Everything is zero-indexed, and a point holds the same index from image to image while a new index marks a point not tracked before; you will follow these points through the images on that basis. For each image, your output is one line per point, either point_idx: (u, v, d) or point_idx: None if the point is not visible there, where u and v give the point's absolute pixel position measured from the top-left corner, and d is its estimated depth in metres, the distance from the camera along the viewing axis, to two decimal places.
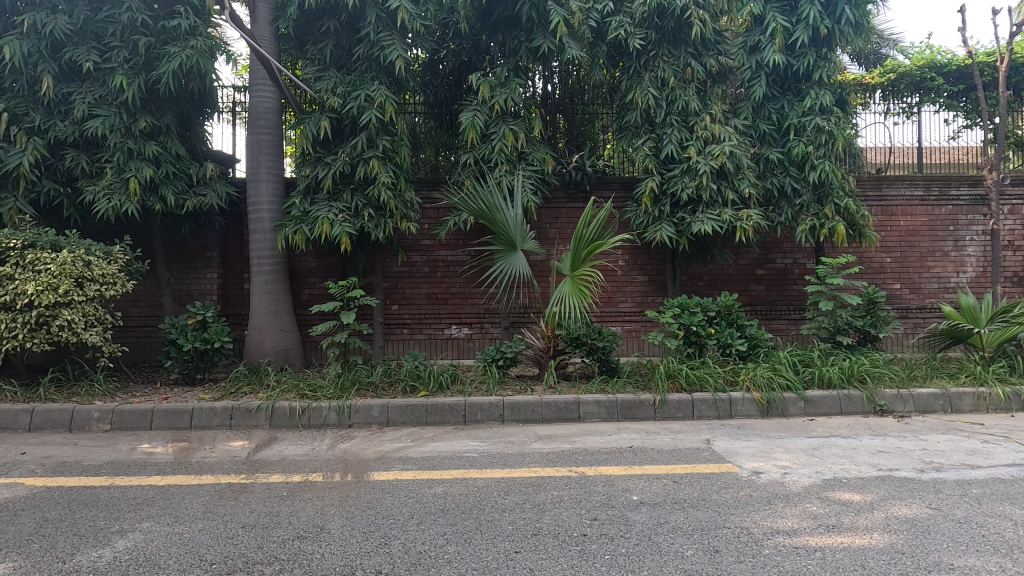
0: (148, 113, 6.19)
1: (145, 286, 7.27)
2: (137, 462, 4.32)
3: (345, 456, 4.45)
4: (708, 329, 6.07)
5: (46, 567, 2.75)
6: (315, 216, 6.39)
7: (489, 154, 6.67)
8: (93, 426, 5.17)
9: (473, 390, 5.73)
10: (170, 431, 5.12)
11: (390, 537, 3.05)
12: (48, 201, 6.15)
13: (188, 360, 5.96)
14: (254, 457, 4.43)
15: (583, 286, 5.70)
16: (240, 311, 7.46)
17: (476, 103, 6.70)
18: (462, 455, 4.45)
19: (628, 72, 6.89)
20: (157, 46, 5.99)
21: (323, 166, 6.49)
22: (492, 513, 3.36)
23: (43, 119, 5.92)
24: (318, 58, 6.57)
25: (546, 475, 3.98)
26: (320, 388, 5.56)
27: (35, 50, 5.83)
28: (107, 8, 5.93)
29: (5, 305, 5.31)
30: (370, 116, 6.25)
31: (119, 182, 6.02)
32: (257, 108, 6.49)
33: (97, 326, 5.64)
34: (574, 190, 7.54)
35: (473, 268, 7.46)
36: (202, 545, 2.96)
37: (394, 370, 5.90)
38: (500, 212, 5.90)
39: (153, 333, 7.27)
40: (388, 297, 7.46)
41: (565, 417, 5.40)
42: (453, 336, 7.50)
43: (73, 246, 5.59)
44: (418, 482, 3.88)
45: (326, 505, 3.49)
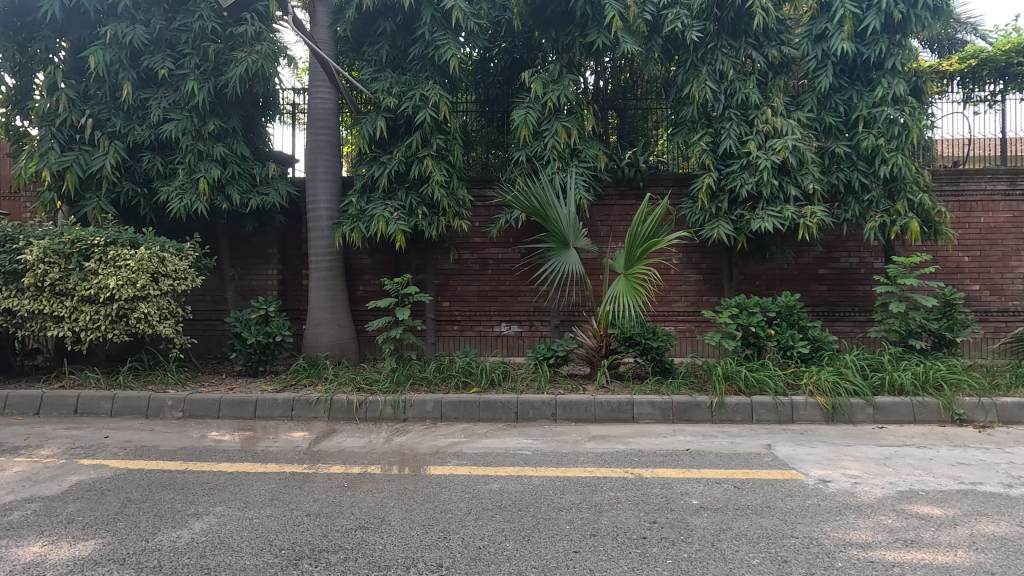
0: (217, 116, 6.49)
1: (211, 281, 7.64)
2: (207, 449, 4.53)
3: (401, 449, 4.53)
4: (768, 330, 5.85)
5: (132, 544, 2.93)
6: (371, 215, 6.54)
7: (541, 151, 6.64)
8: (167, 413, 5.47)
9: (525, 388, 5.72)
10: (236, 420, 5.36)
11: (449, 532, 3.09)
12: (127, 201, 6.54)
13: (252, 353, 6.21)
14: (315, 448, 4.58)
15: (637, 285, 5.60)
16: (298, 306, 7.74)
17: (529, 101, 6.70)
18: (516, 452, 4.46)
19: (684, 66, 6.72)
20: (226, 53, 6.29)
21: (379, 165, 6.63)
22: (549, 511, 3.35)
23: (123, 124, 6.29)
24: (374, 59, 6.71)
25: (601, 476, 3.94)
26: (376, 381, 5.71)
27: (116, 59, 6.19)
28: (180, 18, 6.27)
29: (90, 298, 5.68)
30: (425, 115, 6.34)
31: (190, 182, 6.33)
32: (317, 109, 6.69)
33: (170, 319, 5.97)
34: (627, 187, 7.42)
35: (523, 267, 7.46)
36: (271, 531, 3.08)
37: (447, 366, 5.99)
38: (553, 210, 5.86)
39: (217, 327, 7.63)
40: (439, 294, 7.56)
41: (618, 417, 5.32)
42: (503, 334, 7.53)
43: (150, 243, 5.93)
44: (473, 477, 3.91)
45: (385, 497, 3.57)
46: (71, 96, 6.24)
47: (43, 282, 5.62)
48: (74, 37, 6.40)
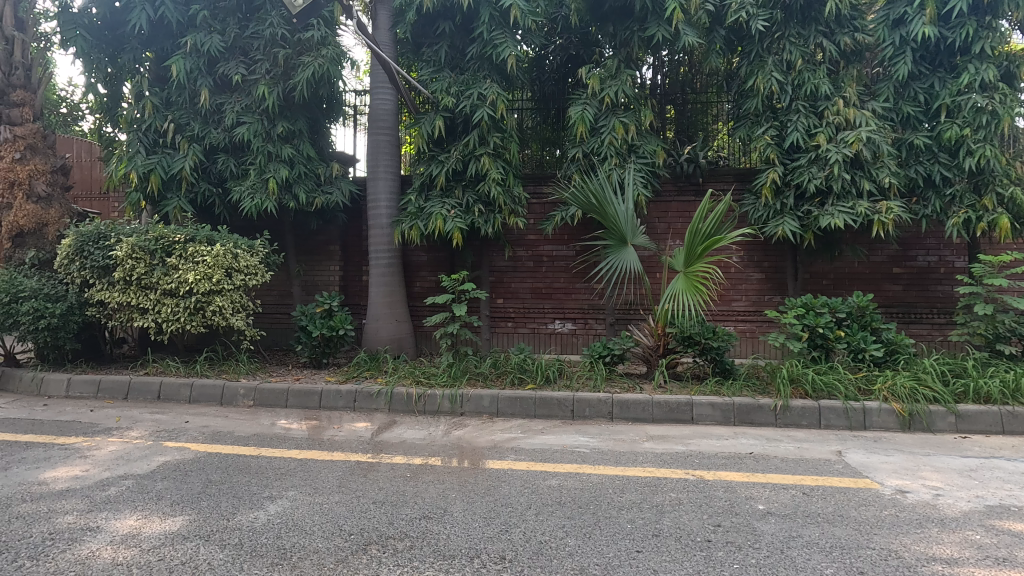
0: (286, 119, 6.80)
1: (277, 277, 8.01)
2: (278, 436, 4.76)
3: (460, 442, 4.61)
4: (837, 332, 5.59)
5: (215, 522, 3.12)
6: (430, 212, 6.67)
7: (598, 148, 6.58)
8: (240, 401, 5.78)
9: (580, 386, 5.70)
10: (303, 409, 5.61)
11: (511, 525, 3.12)
12: (204, 201, 6.94)
13: (316, 345, 6.47)
14: (378, 438, 4.73)
15: (698, 283, 5.47)
16: (358, 302, 8.01)
17: (586, 97, 6.65)
18: (573, 450, 4.45)
19: (749, 57, 6.49)
20: (294, 57, 6.56)
21: (437, 164, 6.76)
22: (610, 509, 3.33)
23: (201, 128, 6.68)
24: (433, 60, 6.83)
25: (661, 477, 3.88)
26: (434, 375, 5.84)
27: (196, 67, 6.58)
28: (252, 25, 6.59)
29: (171, 291, 6.06)
30: (482, 114, 6.41)
31: (260, 182, 6.64)
32: (378, 110, 6.88)
33: (242, 312, 6.31)
34: (685, 183, 7.24)
35: (578, 264, 7.42)
36: (340, 516, 3.21)
37: (503, 362, 6.05)
38: (611, 206, 5.80)
39: (283, 320, 8.00)
40: (494, 291, 7.63)
41: (677, 418, 5.22)
42: (557, 331, 7.53)
43: (224, 240, 6.28)
44: (532, 473, 3.94)
45: (447, 488, 3.64)
46: (155, 104, 6.68)
47: (130, 276, 6.05)
48: (158, 48, 6.85)
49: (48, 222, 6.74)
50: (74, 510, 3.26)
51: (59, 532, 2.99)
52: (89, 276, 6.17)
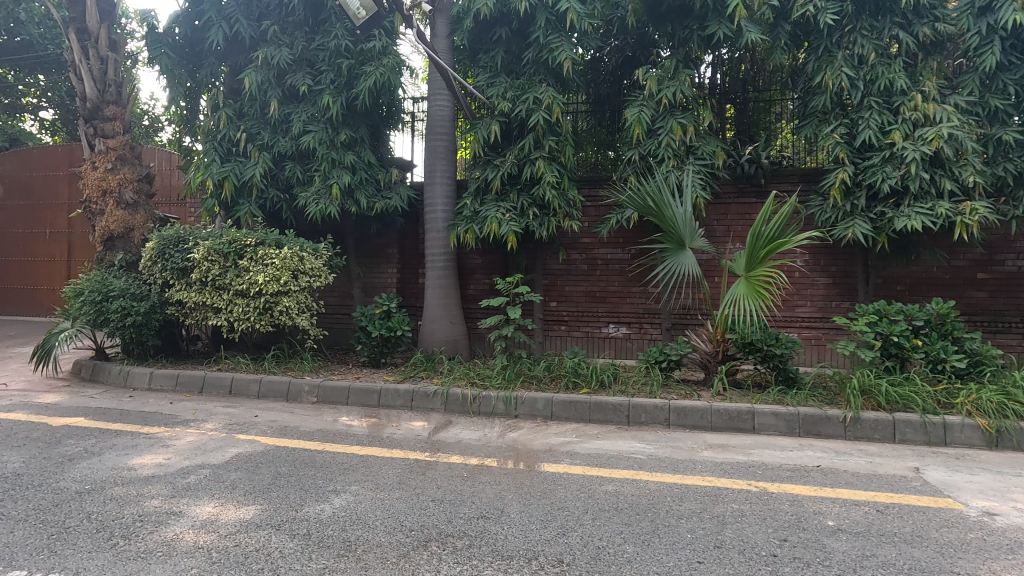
0: (348, 127, 7.07)
1: (339, 279, 8.32)
2: (340, 433, 4.94)
3: (515, 444, 4.64)
4: (914, 340, 5.25)
5: (285, 512, 3.28)
6: (485, 216, 6.75)
7: (655, 150, 6.47)
8: (304, 397, 6.04)
9: (636, 391, 5.62)
10: (363, 407, 5.80)
11: (567, 529, 3.12)
12: (272, 206, 7.30)
13: (375, 345, 6.67)
14: (435, 438, 4.83)
15: (761, 288, 5.27)
16: (415, 303, 8.20)
17: (642, 98, 6.56)
18: (629, 456, 4.39)
19: (816, 52, 6.22)
20: (357, 67, 6.83)
21: (492, 168, 6.83)
22: (668, 518, 3.27)
23: (270, 137, 7.03)
24: (490, 65, 6.92)
25: (722, 487, 3.77)
26: (488, 378, 5.90)
27: (266, 79, 6.93)
28: (318, 38, 6.89)
29: (242, 292, 6.40)
30: (538, 117, 6.44)
31: (324, 188, 6.92)
32: (435, 116, 7.03)
33: (307, 312, 6.61)
34: (746, 185, 6.98)
35: (633, 268, 7.32)
36: (401, 512, 3.30)
37: (556, 366, 6.04)
38: (669, 209, 5.68)
39: (344, 320, 8.30)
40: (548, 294, 7.62)
41: (737, 427, 5.06)
42: (611, 335, 7.45)
43: (291, 244, 6.59)
44: (588, 477, 3.92)
45: (504, 489, 3.68)
46: (229, 115, 7.09)
47: (206, 277, 6.43)
48: (232, 62, 7.26)
49: (134, 227, 7.27)
50: (160, 495, 3.50)
51: (146, 514, 3.22)
52: (170, 277, 6.61)
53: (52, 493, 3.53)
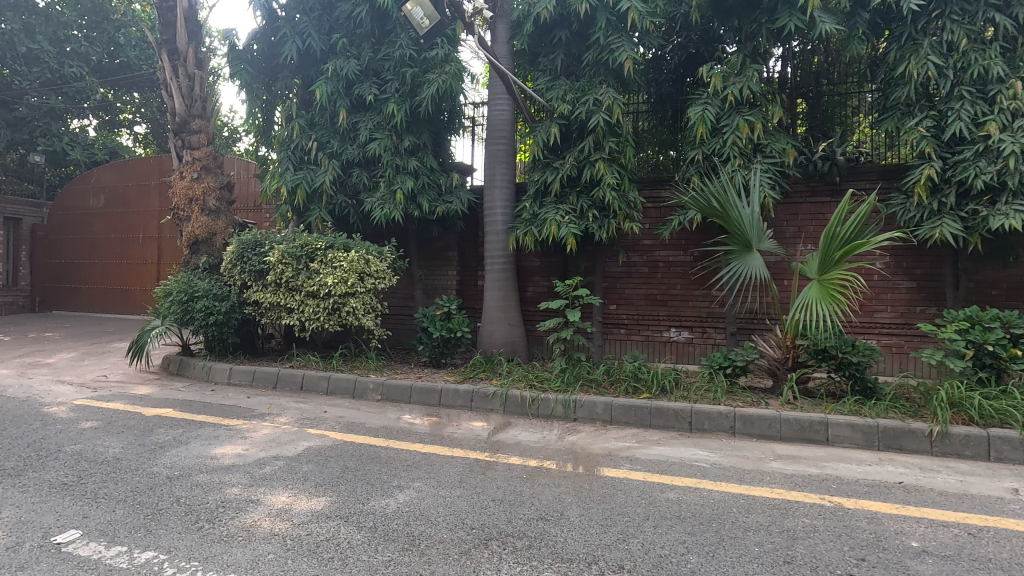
0: (412, 134, 7.30)
1: (402, 281, 8.57)
2: (404, 430, 5.10)
3: (574, 448, 4.63)
4: (1012, 350, 4.82)
5: (354, 505, 3.42)
6: (544, 218, 6.73)
7: (720, 149, 6.26)
8: (369, 395, 6.27)
9: (699, 397, 5.46)
10: (424, 406, 5.95)
11: (628, 535, 3.08)
12: (340, 212, 7.63)
13: (436, 346, 6.83)
14: (494, 438, 4.89)
15: (836, 292, 4.99)
16: (474, 305, 8.32)
17: (706, 96, 6.37)
18: (692, 464, 4.28)
19: (899, 40, 5.85)
20: (420, 75, 7.05)
21: (551, 170, 6.81)
22: (734, 529, 3.16)
23: (339, 145, 7.34)
24: (549, 68, 6.93)
25: (792, 500, 3.60)
26: (547, 380, 5.92)
27: (336, 89, 7.23)
28: (384, 49, 7.15)
29: (313, 293, 6.72)
30: (598, 119, 6.41)
31: (389, 193, 7.16)
32: (495, 120, 7.12)
33: (372, 313, 6.86)
34: (819, 183, 6.62)
35: (696, 270, 7.13)
36: (462, 510, 3.36)
37: (616, 370, 5.96)
38: (735, 210, 5.47)
39: (407, 321, 8.55)
40: (607, 297, 7.53)
41: (809, 438, 4.81)
42: (672, 339, 7.27)
43: (358, 247, 6.87)
44: (649, 484, 3.85)
45: (563, 492, 3.68)
46: (302, 125, 7.45)
47: (280, 279, 6.80)
48: (304, 75, 7.64)
49: (216, 232, 7.80)
50: (239, 484, 3.74)
51: (228, 500, 3.45)
52: (247, 279, 7.03)
53: (146, 477, 3.84)
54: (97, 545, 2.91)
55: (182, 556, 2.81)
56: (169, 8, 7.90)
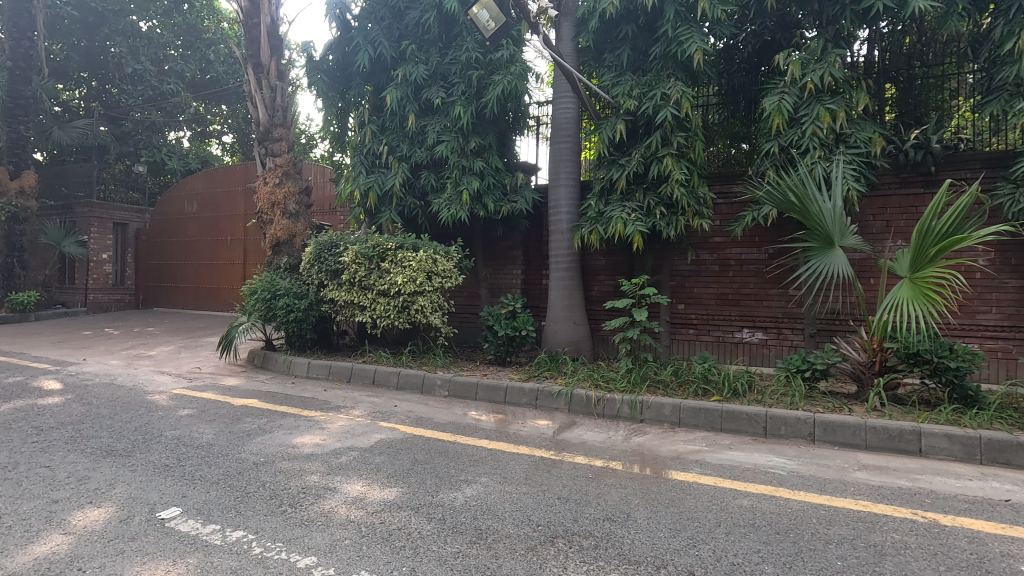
0: (478, 135, 7.43)
1: (467, 280, 8.74)
2: (470, 426, 5.20)
3: (641, 449, 4.55)
4: None
5: (425, 496, 3.54)
6: (610, 216, 6.63)
7: (798, 140, 5.94)
8: (436, 391, 6.43)
9: (774, 401, 5.21)
10: (490, 403, 6.04)
11: (698, 540, 3.00)
12: (410, 213, 7.88)
13: (501, 344, 6.90)
14: (560, 437, 4.89)
15: (930, 291, 4.61)
16: (539, 304, 8.35)
17: (783, 85, 6.04)
18: (767, 470, 4.09)
19: (1006, 15, 5.33)
20: (486, 77, 7.16)
21: (617, 167, 6.70)
22: (814, 541, 3.00)
23: (408, 148, 7.58)
24: (615, 64, 6.82)
25: (880, 514, 3.37)
26: (612, 380, 5.85)
27: (405, 95, 7.45)
28: (450, 53, 7.31)
29: (384, 291, 6.98)
30: (666, 114, 6.25)
31: (456, 194, 7.31)
32: (560, 119, 7.11)
33: (440, 311, 7.05)
34: (911, 174, 6.12)
35: (771, 268, 6.80)
36: (528, 507, 3.39)
37: (685, 371, 5.81)
38: (815, 204, 5.17)
39: (472, 319, 8.71)
40: (675, 296, 7.33)
41: (899, 448, 4.48)
42: (745, 341, 6.98)
43: (426, 247, 7.07)
44: (720, 489, 3.73)
45: (630, 494, 3.63)
46: (373, 130, 7.73)
47: (354, 278, 7.12)
48: (375, 82, 7.93)
49: (296, 234, 8.27)
50: (318, 471, 3.96)
51: (308, 487, 3.66)
52: (324, 278, 7.41)
53: (236, 462, 4.15)
54: (195, 523, 3.17)
55: (268, 537, 3.01)
56: (253, 25, 8.46)
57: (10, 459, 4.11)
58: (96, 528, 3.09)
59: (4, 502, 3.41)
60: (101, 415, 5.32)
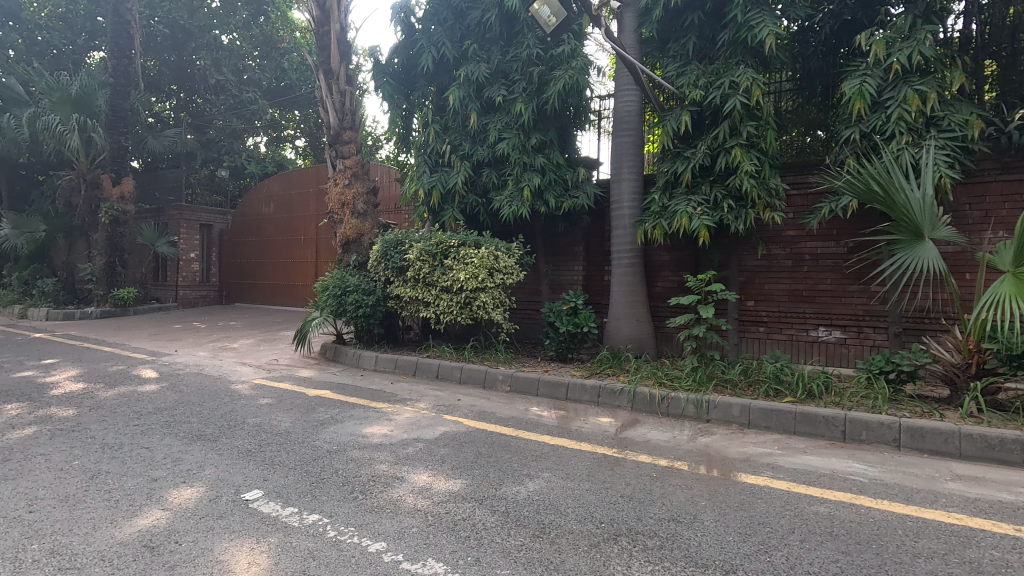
0: (539, 131, 7.45)
1: (528, 276, 8.78)
2: (533, 421, 5.23)
3: (707, 450, 4.41)
4: None
5: (489, 489, 3.60)
6: (674, 211, 6.45)
7: (882, 125, 5.54)
8: (499, 386, 6.51)
9: (854, 404, 4.91)
10: (552, 399, 6.04)
11: (770, 546, 2.88)
12: (472, 210, 8.00)
13: (562, 340, 6.89)
14: (622, 435, 4.83)
15: None
16: (601, 301, 8.26)
17: (866, 67, 5.66)
18: (846, 477, 3.86)
19: None
20: (547, 73, 7.16)
21: (682, 160, 6.51)
22: (900, 554, 2.81)
23: (471, 147, 7.69)
24: (680, 54, 6.63)
25: (976, 528, 3.10)
26: (677, 378, 5.71)
27: (467, 94, 7.56)
28: (512, 50, 7.36)
29: (447, 288, 7.13)
30: (735, 103, 6.00)
31: (517, 191, 7.35)
32: (622, 112, 6.99)
33: (501, 307, 7.13)
34: (1014, 158, 5.58)
35: (850, 263, 6.40)
36: (591, 503, 3.38)
37: (754, 371, 5.60)
38: (901, 194, 4.81)
39: (533, 316, 8.75)
40: (744, 293, 7.05)
41: (999, 458, 4.11)
42: (820, 340, 6.61)
43: (488, 244, 7.16)
44: (793, 494, 3.56)
45: (696, 495, 3.53)
46: (437, 130, 7.88)
47: (418, 275, 7.31)
48: (438, 83, 8.09)
49: (364, 233, 8.60)
50: (387, 461, 4.11)
51: (377, 475, 3.82)
52: (390, 275, 7.66)
53: (311, 449, 4.38)
54: (275, 505, 3.38)
55: (342, 521, 3.17)
56: (324, 33, 8.84)
57: (116, 440, 4.55)
58: (189, 505, 3.36)
59: (111, 478, 3.77)
60: (192, 402, 5.76)
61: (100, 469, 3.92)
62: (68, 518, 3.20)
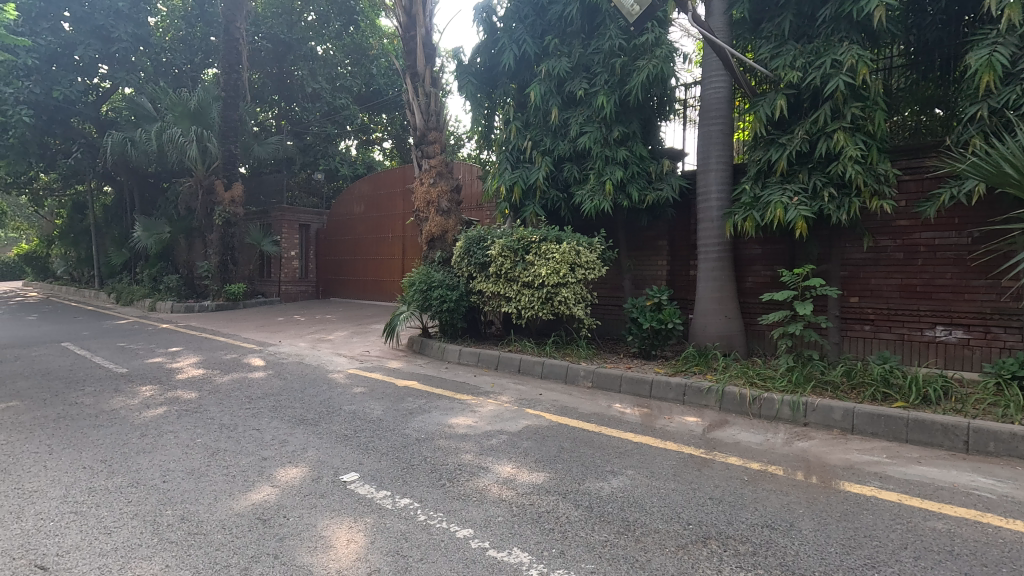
0: (621, 123, 7.31)
1: (610, 271, 8.66)
2: (615, 418, 5.17)
3: (805, 455, 4.15)
4: None
5: (572, 483, 3.62)
6: (767, 201, 6.08)
7: (1017, 99, 4.92)
8: (580, 381, 6.48)
9: (978, 412, 4.42)
10: (635, 396, 5.93)
11: (879, 562, 2.67)
12: (553, 206, 8.01)
13: (646, 337, 6.73)
14: (710, 435, 4.66)
15: None
16: (686, 296, 7.98)
17: (996, 35, 5.05)
18: (970, 492, 3.49)
19: None
20: (630, 63, 7.00)
21: (776, 147, 6.13)
22: None
23: (552, 142, 7.70)
24: (774, 34, 6.23)
25: None
26: (771, 379, 5.40)
27: (549, 89, 7.55)
28: (594, 43, 7.27)
29: (529, 283, 7.19)
30: (838, 83, 5.55)
31: (598, 185, 7.26)
32: (710, 100, 6.69)
33: (583, 302, 7.09)
34: None
35: (975, 255, 5.75)
36: (677, 504, 3.30)
37: (859, 373, 5.19)
38: None
39: (615, 312, 8.62)
40: (846, 288, 6.54)
41: None
42: (938, 340, 6.01)
43: (569, 239, 7.15)
44: (905, 507, 3.28)
45: (792, 502, 3.34)
46: (518, 126, 7.94)
47: (500, 270, 7.43)
48: (519, 79, 8.15)
49: (448, 230, 8.86)
50: (472, 451, 4.24)
51: (463, 464, 3.94)
52: (473, 270, 7.84)
53: (401, 436, 4.60)
54: (370, 487, 3.59)
55: (431, 506, 3.31)
56: (410, 37, 9.18)
57: (232, 421, 5.02)
58: (295, 483, 3.65)
59: (228, 455, 4.17)
60: (294, 389, 6.23)
61: (220, 447, 4.35)
62: (194, 489, 3.59)
